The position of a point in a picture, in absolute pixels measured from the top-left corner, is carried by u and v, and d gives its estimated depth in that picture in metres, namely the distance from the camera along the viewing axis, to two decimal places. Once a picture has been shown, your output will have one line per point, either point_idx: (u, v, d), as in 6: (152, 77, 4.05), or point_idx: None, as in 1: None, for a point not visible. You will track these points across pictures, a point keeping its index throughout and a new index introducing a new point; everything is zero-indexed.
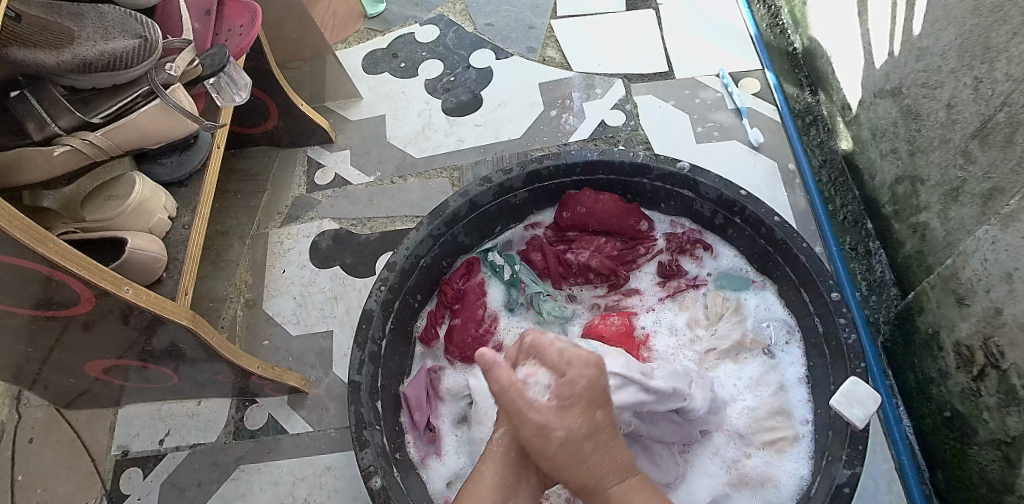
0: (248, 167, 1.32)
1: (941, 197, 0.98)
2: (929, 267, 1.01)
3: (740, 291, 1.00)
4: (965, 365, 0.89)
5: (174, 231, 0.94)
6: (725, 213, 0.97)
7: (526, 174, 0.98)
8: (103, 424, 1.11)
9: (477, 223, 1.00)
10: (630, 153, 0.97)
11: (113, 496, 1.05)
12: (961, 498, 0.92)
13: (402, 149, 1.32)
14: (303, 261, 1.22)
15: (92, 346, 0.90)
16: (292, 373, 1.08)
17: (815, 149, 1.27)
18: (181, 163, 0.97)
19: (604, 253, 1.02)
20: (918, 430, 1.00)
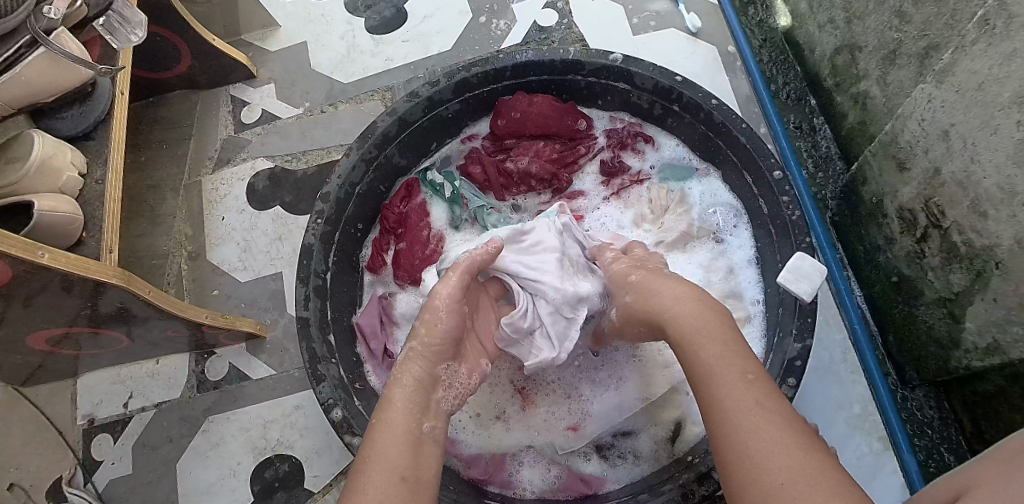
0: (169, 114, 1.24)
1: (879, 62, 0.96)
2: (871, 136, 1.01)
3: (684, 181, 0.98)
4: (909, 229, 0.90)
5: (87, 188, 0.89)
6: (663, 102, 0.94)
7: (455, 85, 0.93)
8: (65, 396, 1.09)
9: (411, 142, 0.96)
10: (560, 50, 0.93)
11: (87, 464, 1.04)
12: (911, 358, 0.96)
13: (329, 76, 1.25)
14: (242, 205, 1.17)
15: (28, 320, 0.87)
16: (245, 319, 1.06)
17: (755, 30, 1.23)
18: (81, 116, 0.89)
19: (544, 158, 0.99)
20: (869, 298, 1.03)
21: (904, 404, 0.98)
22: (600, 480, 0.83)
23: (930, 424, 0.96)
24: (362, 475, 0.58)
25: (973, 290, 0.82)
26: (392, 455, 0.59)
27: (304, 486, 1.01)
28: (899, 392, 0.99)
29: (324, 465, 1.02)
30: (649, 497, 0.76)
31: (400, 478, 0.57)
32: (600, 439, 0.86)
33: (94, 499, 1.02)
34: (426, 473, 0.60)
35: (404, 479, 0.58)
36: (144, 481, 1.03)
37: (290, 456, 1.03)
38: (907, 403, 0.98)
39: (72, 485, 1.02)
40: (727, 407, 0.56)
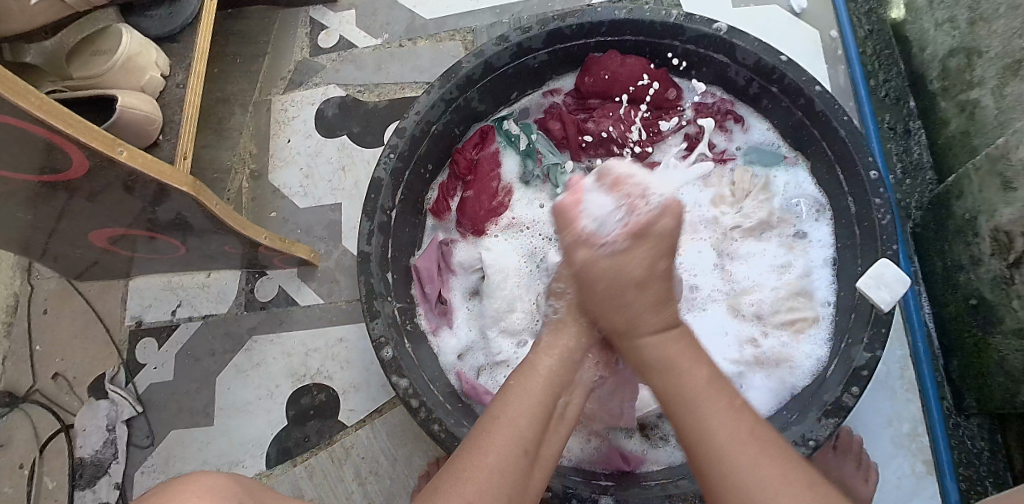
0: (246, 29, 1.22)
1: (999, 71, 0.89)
2: (974, 149, 0.95)
3: (771, 167, 0.94)
4: (1001, 252, 0.85)
5: (167, 91, 0.88)
6: (761, 81, 0.89)
7: (547, 34, 0.89)
8: (116, 295, 1.10)
9: (492, 87, 0.93)
10: (661, 12, 0.88)
11: (130, 365, 1.07)
12: (974, 386, 0.92)
13: (411, 10, 1.21)
14: (308, 130, 1.16)
15: (95, 216, 0.87)
16: (300, 245, 1.05)
17: (862, 17, 1.15)
18: (169, 17, 0.89)
19: (628, 123, 0.96)
20: (939, 316, 0.98)
21: (955, 431, 0.95)
22: (639, 459, 0.83)
23: (978, 454, 0.93)
24: (486, 434, 0.59)
25: None
26: (520, 418, 0.61)
27: (338, 418, 1.02)
28: (951, 418, 0.95)
29: (361, 399, 1.02)
30: (690, 482, 0.75)
31: (523, 453, 0.59)
32: (645, 417, 0.85)
33: (133, 401, 1.04)
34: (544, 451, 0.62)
35: (526, 454, 0.59)
36: (185, 388, 1.05)
37: (329, 387, 1.03)
38: (958, 430, 0.95)
39: (114, 384, 1.05)
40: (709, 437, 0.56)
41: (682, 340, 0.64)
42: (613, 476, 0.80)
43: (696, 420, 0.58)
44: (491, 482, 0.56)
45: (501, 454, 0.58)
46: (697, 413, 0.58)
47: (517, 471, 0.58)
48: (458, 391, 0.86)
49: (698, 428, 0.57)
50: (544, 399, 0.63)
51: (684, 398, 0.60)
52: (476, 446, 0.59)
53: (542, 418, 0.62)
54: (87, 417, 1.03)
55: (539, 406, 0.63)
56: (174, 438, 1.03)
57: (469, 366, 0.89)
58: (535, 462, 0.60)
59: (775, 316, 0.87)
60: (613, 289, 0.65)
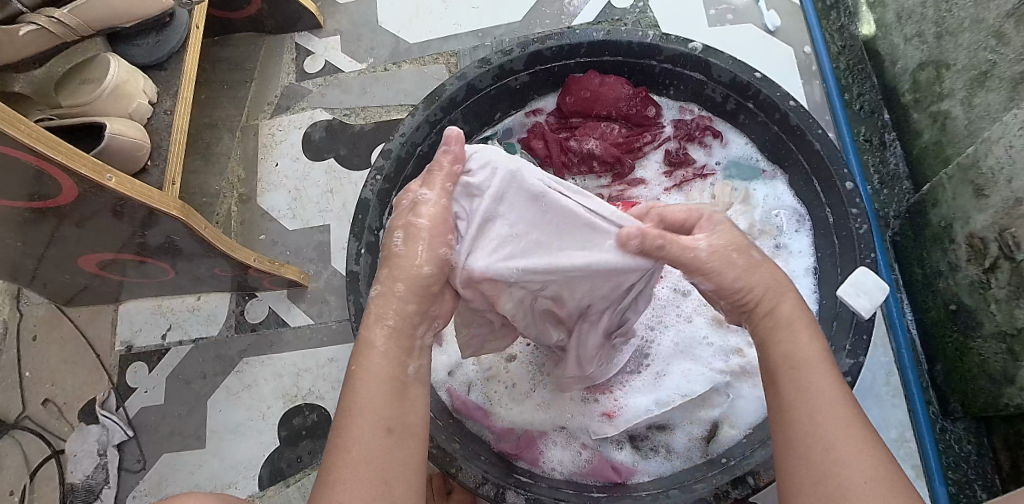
0: (233, 56, 1.24)
1: (967, 82, 0.92)
2: (946, 158, 0.97)
3: (749, 180, 0.96)
4: (976, 257, 0.87)
5: (155, 118, 0.90)
6: (737, 97, 0.92)
7: (528, 56, 0.92)
8: (105, 321, 1.11)
9: (476, 109, 0.95)
10: (638, 33, 0.90)
11: (120, 389, 1.07)
12: (958, 389, 0.93)
13: (396, 34, 1.24)
14: (296, 154, 1.17)
15: (86, 242, 0.88)
16: (289, 267, 1.06)
17: (834, 34, 1.19)
18: (157, 46, 0.90)
19: (610, 141, 0.98)
20: (920, 322, 1.00)
21: (942, 435, 0.96)
22: (630, 470, 0.83)
23: (966, 458, 0.94)
24: (343, 428, 0.55)
25: None
26: (371, 395, 0.56)
27: (330, 437, 1.02)
28: (937, 423, 0.97)
29: None
30: (679, 492, 0.76)
31: (383, 431, 0.55)
32: (635, 429, 0.85)
33: (124, 425, 1.04)
34: (413, 419, 0.57)
35: (388, 431, 0.55)
36: (175, 412, 1.05)
37: (319, 407, 1.04)
38: (944, 435, 0.96)
39: (104, 408, 1.05)
40: (794, 405, 0.54)
41: None
42: (604, 488, 0.81)
43: (796, 390, 0.55)
44: (361, 477, 0.52)
45: (362, 442, 0.54)
46: (799, 379, 0.55)
47: (383, 453, 0.54)
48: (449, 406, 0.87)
49: (795, 393, 0.54)
50: (385, 368, 0.58)
51: (790, 365, 0.56)
52: (339, 441, 0.54)
53: (391, 388, 0.57)
54: (78, 442, 1.02)
55: (387, 376, 0.58)
56: (165, 461, 1.03)
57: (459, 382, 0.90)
58: (403, 434, 0.56)
59: None
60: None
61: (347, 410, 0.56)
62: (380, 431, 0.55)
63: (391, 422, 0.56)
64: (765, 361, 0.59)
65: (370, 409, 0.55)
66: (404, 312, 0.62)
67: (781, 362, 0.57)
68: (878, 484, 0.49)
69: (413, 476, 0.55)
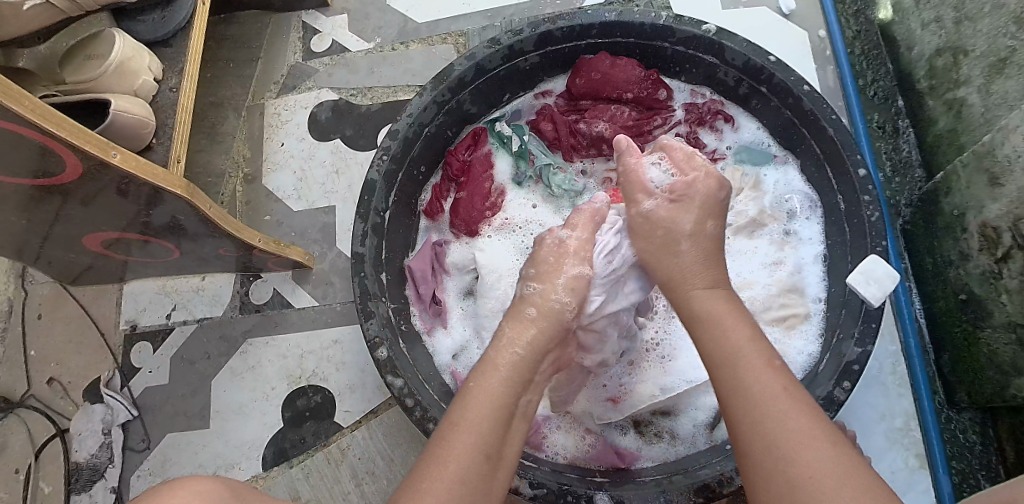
0: (239, 34, 1.23)
1: (985, 69, 0.90)
2: (960, 146, 0.96)
3: (761, 165, 0.95)
4: (989, 247, 0.86)
5: (160, 95, 0.89)
6: (750, 81, 0.90)
7: (538, 36, 0.90)
8: (110, 300, 1.11)
9: (484, 90, 0.94)
10: (651, 14, 0.89)
11: (125, 369, 1.07)
12: (965, 379, 0.93)
13: (403, 14, 1.22)
14: (301, 134, 1.16)
15: (91, 220, 0.88)
16: (294, 248, 1.06)
17: (851, 18, 1.17)
18: (163, 21, 0.89)
19: (619, 124, 0.97)
20: (929, 312, 0.99)
21: (947, 424, 0.96)
22: (634, 455, 0.84)
23: (971, 448, 0.94)
24: (446, 441, 0.56)
25: None
26: (480, 419, 0.58)
27: (334, 419, 1.02)
28: (943, 413, 0.97)
29: (356, 401, 1.02)
30: (683, 478, 0.75)
31: (483, 457, 0.56)
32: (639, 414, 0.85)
33: (129, 404, 1.05)
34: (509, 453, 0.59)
35: (487, 458, 0.56)
36: (180, 392, 1.05)
37: (324, 388, 1.04)
38: (950, 425, 0.96)
39: (109, 388, 1.05)
40: (755, 400, 0.53)
41: None
42: (608, 472, 0.81)
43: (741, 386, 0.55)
44: (453, 495, 0.53)
45: (462, 459, 0.55)
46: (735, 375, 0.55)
47: (477, 477, 0.55)
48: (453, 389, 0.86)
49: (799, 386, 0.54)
50: (503, 400, 0.60)
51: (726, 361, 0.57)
52: (437, 453, 0.55)
53: (502, 419, 0.59)
54: (83, 422, 1.03)
55: (499, 407, 0.59)
56: (170, 441, 1.03)
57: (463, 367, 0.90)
58: (498, 465, 0.57)
59: (767, 312, 0.87)
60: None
61: (452, 426, 0.57)
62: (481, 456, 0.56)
63: (493, 452, 0.57)
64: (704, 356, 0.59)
65: (474, 431, 0.57)
66: (534, 344, 0.65)
67: (717, 351, 0.58)
68: (830, 470, 0.48)
69: (496, 503, 0.56)
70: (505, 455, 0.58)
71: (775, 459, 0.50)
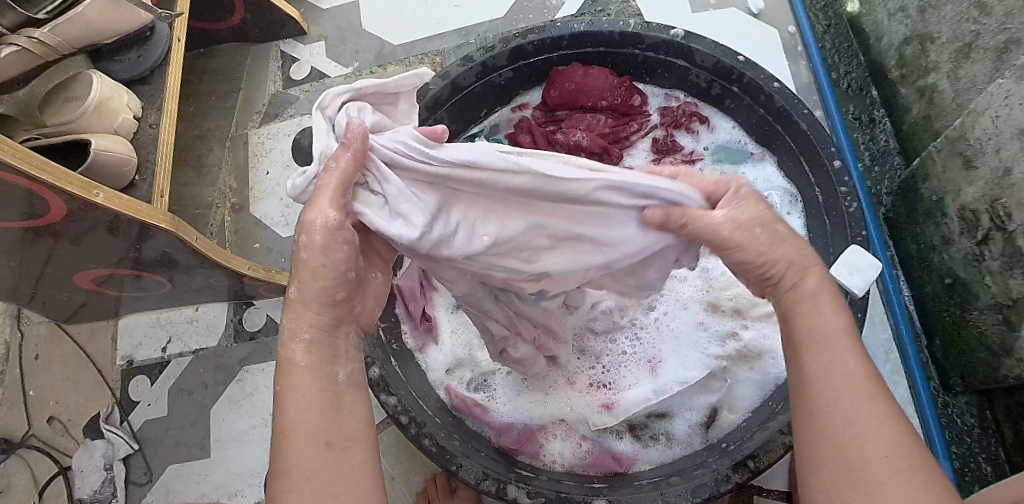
0: (219, 67, 1.25)
1: (952, 54, 0.91)
2: (935, 132, 0.97)
3: (738, 163, 0.96)
4: (969, 230, 0.87)
5: (141, 132, 0.90)
6: (722, 82, 0.92)
7: (511, 51, 0.92)
8: (105, 336, 1.11)
9: (462, 106, 0.95)
10: (620, 22, 0.90)
11: (124, 403, 1.07)
12: (958, 364, 0.93)
13: (380, 37, 1.24)
14: (286, 161, 1.18)
15: (81, 258, 0.88)
16: (284, 274, 1.06)
17: (819, 13, 1.19)
18: (138, 61, 0.90)
19: (596, 132, 0.98)
20: (917, 298, 1.00)
21: (944, 409, 0.96)
22: (632, 459, 0.83)
23: (969, 432, 0.94)
24: (279, 456, 0.50)
25: None
26: (302, 407, 0.51)
27: None
28: (939, 398, 0.97)
29: None
30: (681, 479, 0.75)
31: (324, 445, 0.50)
32: (634, 418, 0.86)
33: (129, 438, 1.05)
34: (351, 428, 0.52)
35: (327, 445, 0.50)
36: (179, 424, 1.05)
37: None
38: (947, 409, 0.96)
39: (108, 423, 1.05)
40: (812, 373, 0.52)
41: None
42: (605, 478, 0.81)
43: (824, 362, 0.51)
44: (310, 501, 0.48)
45: (304, 461, 0.49)
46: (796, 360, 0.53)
47: (326, 471, 0.49)
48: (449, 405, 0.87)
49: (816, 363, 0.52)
50: (314, 384, 0.53)
51: (812, 346, 0.53)
52: (278, 470, 0.50)
53: (324, 395, 0.52)
54: (84, 458, 1.03)
55: (314, 387, 0.52)
56: (171, 473, 1.04)
57: (458, 379, 0.90)
58: (349, 441, 0.51)
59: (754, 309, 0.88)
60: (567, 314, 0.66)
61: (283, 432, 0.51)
62: (322, 445, 0.50)
63: (332, 436, 0.51)
64: (787, 337, 0.56)
65: (308, 422, 0.51)
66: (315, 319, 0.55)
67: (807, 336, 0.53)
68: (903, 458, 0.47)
69: (370, 483, 0.50)
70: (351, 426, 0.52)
71: (848, 441, 0.48)
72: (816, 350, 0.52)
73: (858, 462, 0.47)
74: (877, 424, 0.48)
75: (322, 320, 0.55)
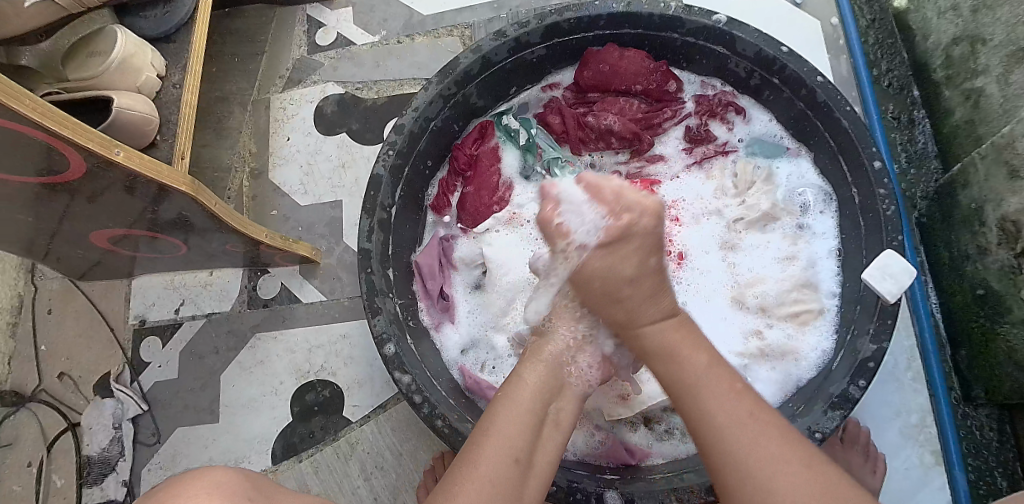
0: (244, 27, 1.22)
1: (1003, 58, 0.88)
2: (978, 138, 0.94)
3: (773, 157, 0.93)
4: (1008, 242, 0.84)
5: (164, 90, 0.88)
6: (762, 73, 0.89)
7: (546, 28, 0.89)
8: (118, 295, 1.10)
9: (492, 82, 0.93)
10: (660, 4, 0.88)
11: (135, 364, 1.07)
12: (982, 377, 0.91)
13: (409, 6, 1.21)
14: (308, 128, 1.16)
15: (99, 216, 0.87)
16: (302, 243, 1.05)
17: (864, 7, 1.15)
18: (164, 17, 0.90)
19: (628, 116, 0.95)
20: (945, 307, 0.97)
21: (963, 421, 0.94)
22: (645, 452, 0.83)
23: (987, 445, 0.92)
24: (477, 449, 0.60)
25: None
26: (511, 435, 0.61)
27: (342, 414, 1.01)
28: (959, 409, 0.95)
29: (364, 396, 1.02)
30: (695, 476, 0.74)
31: (513, 460, 0.60)
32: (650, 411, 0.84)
33: (139, 399, 1.04)
34: (538, 458, 0.62)
35: (517, 462, 0.60)
36: (188, 388, 1.05)
37: (332, 383, 1.03)
38: (967, 421, 0.94)
39: (118, 383, 1.05)
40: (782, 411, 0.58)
41: (681, 328, 0.67)
42: (617, 470, 0.80)
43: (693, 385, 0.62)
44: (485, 495, 0.57)
45: (493, 464, 0.59)
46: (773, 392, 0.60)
47: (509, 481, 0.59)
48: (461, 386, 0.86)
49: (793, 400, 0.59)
50: (534, 406, 0.65)
51: (686, 389, 0.62)
52: (472, 453, 0.60)
53: (534, 425, 0.63)
54: (93, 416, 1.02)
55: (528, 416, 0.64)
56: (179, 436, 1.03)
57: (472, 362, 0.89)
58: (529, 469, 0.61)
59: (780, 308, 0.86)
60: (611, 284, 0.67)
61: (482, 444, 0.60)
62: (512, 458, 0.60)
63: (524, 458, 0.61)
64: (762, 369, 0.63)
65: (514, 430, 0.62)
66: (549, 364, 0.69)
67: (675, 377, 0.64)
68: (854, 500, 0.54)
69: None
70: (537, 458, 0.62)
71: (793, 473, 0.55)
72: (694, 391, 0.61)
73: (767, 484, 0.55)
74: (761, 434, 0.58)
75: (548, 374, 0.68)
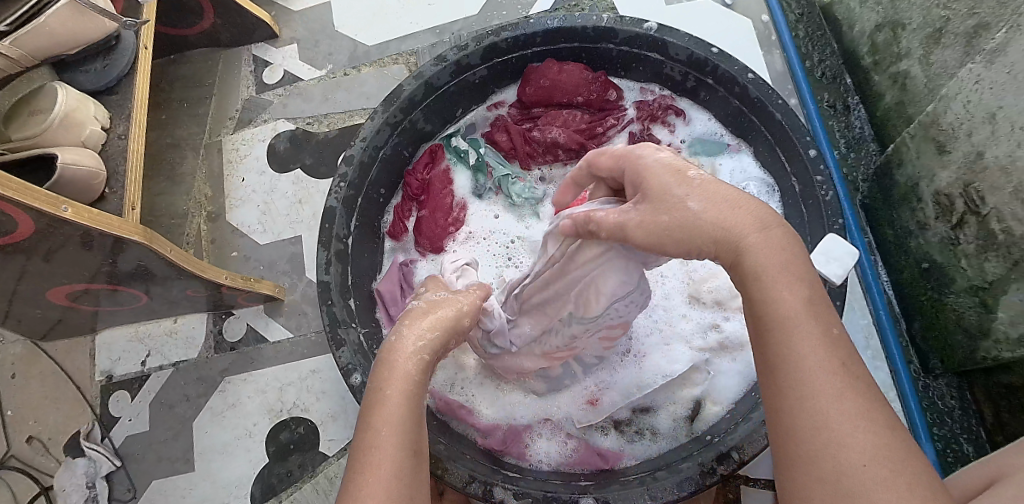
0: (190, 73, 1.23)
1: (922, 40, 0.92)
2: (908, 118, 0.98)
3: (715, 155, 0.96)
4: (944, 214, 0.87)
5: (110, 143, 0.88)
6: (696, 74, 0.92)
7: (484, 49, 0.91)
8: (83, 352, 1.09)
9: (437, 106, 0.95)
10: (592, 17, 0.90)
11: (104, 420, 1.05)
12: (937, 347, 0.94)
13: (352, 38, 1.22)
14: (261, 167, 1.16)
15: (54, 274, 0.87)
16: (264, 282, 1.05)
17: (792, 3, 1.19)
18: (104, 71, 0.88)
19: (572, 128, 0.98)
20: (896, 283, 1.01)
21: (925, 392, 0.97)
22: (617, 455, 0.83)
23: (950, 413, 0.95)
24: (368, 448, 0.50)
25: (1008, 279, 0.80)
26: (402, 426, 0.51)
27: (319, 449, 1.01)
28: (920, 381, 0.97)
29: (339, 429, 1.02)
30: (667, 473, 0.75)
31: (412, 453, 0.51)
32: (619, 414, 0.86)
33: (111, 455, 1.03)
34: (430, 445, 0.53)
35: (415, 454, 0.51)
36: (161, 438, 1.04)
37: (306, 419, 1.03)
38: (928, 392, 0.97)
39: (89, 441, 1.03)
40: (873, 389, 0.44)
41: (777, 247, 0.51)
42: (591, 475, 0.80)
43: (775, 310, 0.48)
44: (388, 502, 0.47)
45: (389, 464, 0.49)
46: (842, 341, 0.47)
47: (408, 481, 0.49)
48: (432, 408, 0.86)
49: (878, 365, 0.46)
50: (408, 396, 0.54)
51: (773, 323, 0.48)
52: (363, 459, 0.49)
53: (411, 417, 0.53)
54: (65, 477, 1.01)
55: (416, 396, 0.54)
56: (155, 488, 1.02)
57: (441, 382, 0.89)
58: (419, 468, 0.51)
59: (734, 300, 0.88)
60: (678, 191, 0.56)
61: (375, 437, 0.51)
62: (408, 451, 0.50)
63: (420, 447, 0.51)
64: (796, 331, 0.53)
65: (399, 417, 0.52)
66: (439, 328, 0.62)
67: (765, 312, 0.48)
68: None
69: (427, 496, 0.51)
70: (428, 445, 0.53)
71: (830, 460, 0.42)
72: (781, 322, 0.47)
73: (835, 457, 0.42)
74: (856, 414, 0.43)
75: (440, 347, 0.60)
